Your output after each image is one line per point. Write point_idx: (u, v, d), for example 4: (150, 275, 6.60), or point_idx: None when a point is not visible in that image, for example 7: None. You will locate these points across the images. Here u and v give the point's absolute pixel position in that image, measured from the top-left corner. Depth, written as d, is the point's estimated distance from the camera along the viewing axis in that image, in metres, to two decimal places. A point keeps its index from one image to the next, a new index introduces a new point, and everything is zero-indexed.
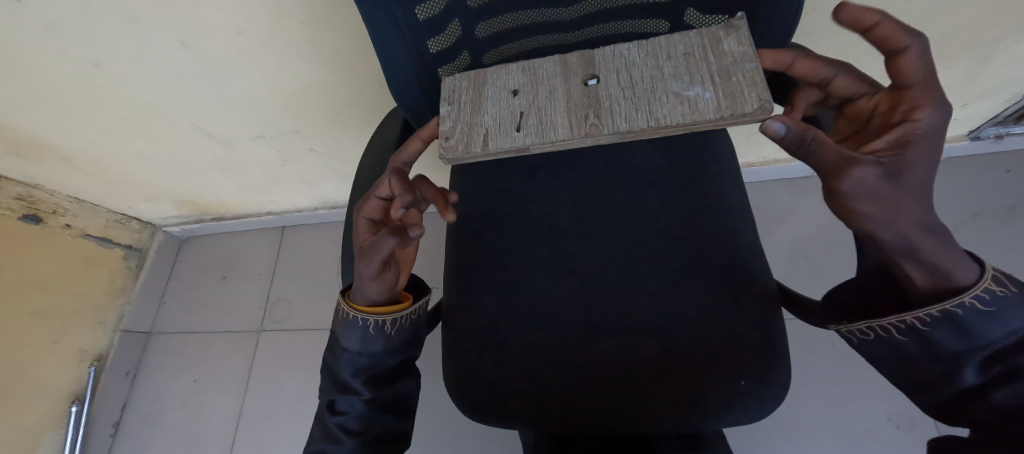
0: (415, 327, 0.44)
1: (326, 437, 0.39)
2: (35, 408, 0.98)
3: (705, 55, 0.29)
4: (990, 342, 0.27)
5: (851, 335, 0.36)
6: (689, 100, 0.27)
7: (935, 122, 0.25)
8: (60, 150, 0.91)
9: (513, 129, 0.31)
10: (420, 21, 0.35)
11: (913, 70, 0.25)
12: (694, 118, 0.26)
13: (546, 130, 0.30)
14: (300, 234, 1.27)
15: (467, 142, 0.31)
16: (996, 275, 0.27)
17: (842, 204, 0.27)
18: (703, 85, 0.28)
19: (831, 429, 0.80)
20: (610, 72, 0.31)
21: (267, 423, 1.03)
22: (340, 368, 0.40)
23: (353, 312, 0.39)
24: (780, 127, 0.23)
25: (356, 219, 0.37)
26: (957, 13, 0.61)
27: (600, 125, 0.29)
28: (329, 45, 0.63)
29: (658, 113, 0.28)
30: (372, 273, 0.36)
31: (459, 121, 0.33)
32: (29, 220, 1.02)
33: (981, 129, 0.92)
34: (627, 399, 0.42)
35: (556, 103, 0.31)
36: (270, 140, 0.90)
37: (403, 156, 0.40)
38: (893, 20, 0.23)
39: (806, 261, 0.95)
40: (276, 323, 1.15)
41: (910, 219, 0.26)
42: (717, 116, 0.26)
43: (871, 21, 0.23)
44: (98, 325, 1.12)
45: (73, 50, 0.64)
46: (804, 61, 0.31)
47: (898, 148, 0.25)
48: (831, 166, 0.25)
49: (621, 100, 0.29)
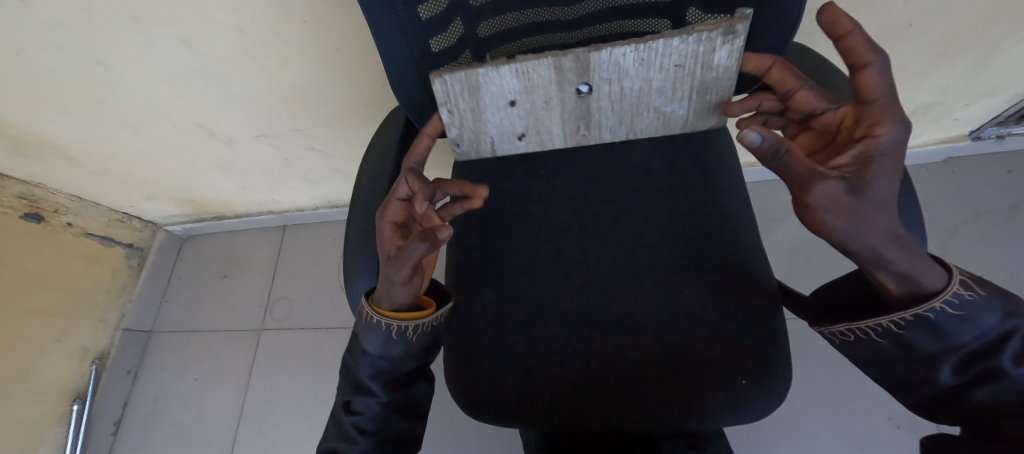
0: (435, 335, 0.42)
1: (340, 436, 0.39)
2: (37, 406, 0.98)
3: (693, 69, 0.34)
4: (963, 343, 0.27)
5: (834, 336, 0.35)
6: (666, 114, 0.41)
7: (895, 138, 0.25)
8: (62, 148, 0.91)
9: (517, 139, 0.44)
10: (423, 20, 0.35)
11: (871, 87, 0.26)
12: (663, 130, 0.45)
13: (545, 138, 0.45)
14: (301, 233, 1.27)
15: (477, 148, 0.45)
16: (964, 279, 0.27)
17: (812, 218, 0.27)
18: (679, 102, 0.40)
19: (831, 429, 0.80)
20: (603, 83, 0.36)
21: (268, 422, 1.03)
22: (359, 371, 0.39)
23: (377, 317, 0.38)
24: (756, 138, 0.23)
25: (379, 224, 0.36)
26: (959, 13, 0.61)
27: (589, 135, 0.45)
28: (331, 44, 0.63)
29: (641, 124, 0.43)
30: (404, 278, 0.35)
31: (465, 127, 0.41)
32: (30, 219, 1.02)
33: (983, 129, 0.92)
34: (625, 398, 0.42)
35: (551, 114, 0.40)
36: (272, 139, 0.90)
37: (414, 158, 0.39)
38: (863, 30, 0.24)
39: (806, 261, 0.95)
40: (277, 322, 1.15)
41: (877, 233, 0.26)
42: (677, 128, 0.45)
43: (843, 28, 0.24)
44: (99, 324, 1.12)
45: (74, 48, 0.64)
46: (778, 70, 0.33)
47: (860, 163, 0.26)
48: (802, 180, 0.25)
49: (613, 112, 0.41)
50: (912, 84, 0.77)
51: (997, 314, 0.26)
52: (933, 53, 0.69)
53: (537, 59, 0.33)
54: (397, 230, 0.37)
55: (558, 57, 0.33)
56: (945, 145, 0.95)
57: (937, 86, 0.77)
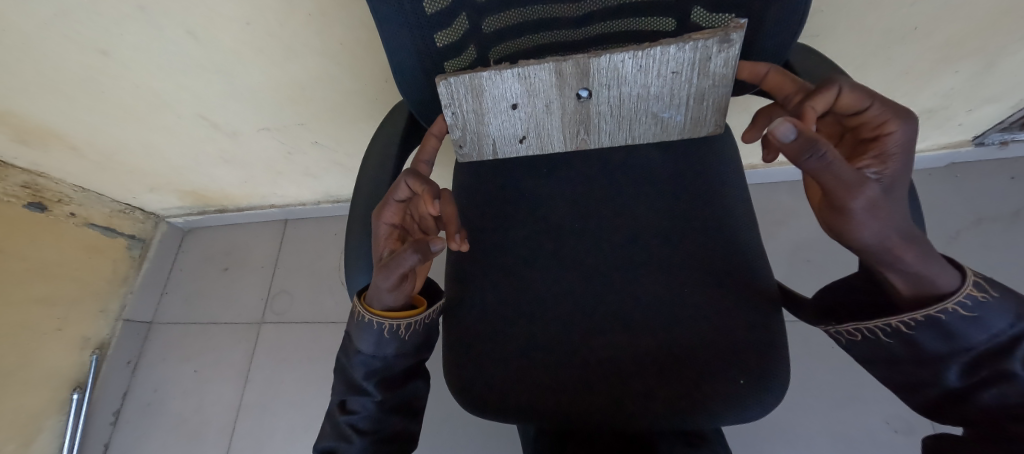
0: (428, 332, 0.44)
1: (335, 434, 0.39)
2: (38, 393, 0.98)
3: (691, 76, 0.34)
4: (973, 345, 0.27)
5: (838, 335, 0.35)
6: (664, 121, 0.41)
7: (909, 134, 0.26)
8: (65, 137, 0.91)
9: (518, 141, 0.44)
10: (427, 15, 0.34)
11: (856, 102, 0.27)
12: (663, 135, 0.44)
13: (545, 141, 0.44)
14: (302, 226, 1.27)
15: (479, 150, 0.44)
16: (977, 281, 0.27)
17: (846, 222, 0.26)
18: (675, 109, 0.39)
19: (829, 433, 0.80)
20: (602, 87, 0.35)
21: (267, 415, 1.03)
22: (353, 370, 0.40)
23: (368, 316, 0.38)
24: (789, 132, 0.20)
25: (376, 225, 0.37)
26: (965, 17, 0.60)
27: (589, 139, 0.44)
28: (336, 38, 0.63)
29: (640, 131, 0.43)
30: (391, 284, 0.36)
31: (468, 131, 0.41)
32: (34, 208, 1.02)
33: (986, 135, 0.92)
34: (623, 394, 0.43)
35: (552, 117, 0.40)
36: (275, 133, 0.90)
37: (424, 157, 0.41)
38: (781, 70, 0.33)
39: (807, 264, 0.95)
40: (276, 315, 1.16)
41: (896, 225, 0.26)
42: (677, 135, 0.44)
43: (760, 70, 0.34)
44: (100, 314, 1.13)
45: (82, 38, 0.65)
46: (776, 76, 0.33)
47: (882, 161, 0.27)
48: (849, 185, 0.24)
49: (612, 116, 0.40)
50: (914, 90, 0.77)
51: (1010, 316, 0.26)
52: (938, 59, 0.69)
53: (539, 65, 0.32)
54: (393, 232, 0.38)
55: (558, 63, 0.32)
56: (947, 150, 0.95)
57: (941, 92, 0.77)
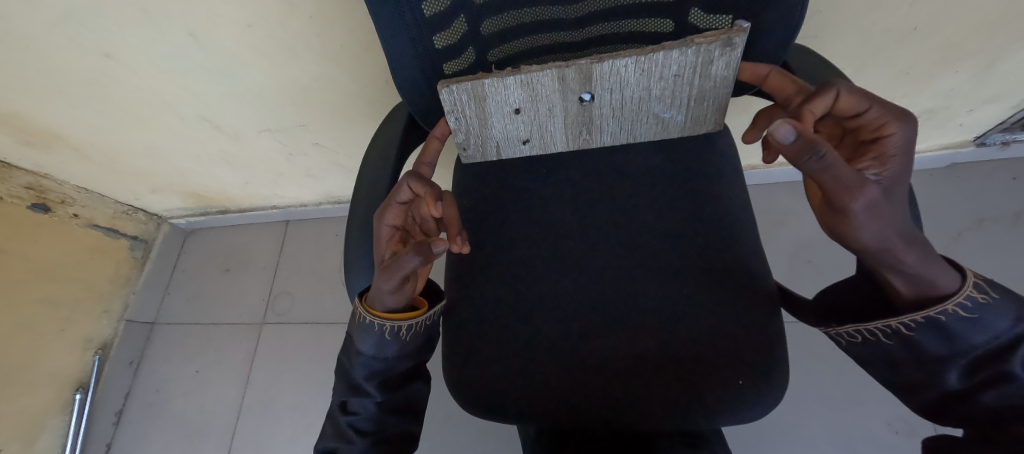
0: (429, 332, 0.44)
1: (336, 434, 0.39)
2: (41, 393, 0.99)
3: (692, 78, 0.34)
4: (974, 346, 0.27)
5: (839, 336, 0.35)
6: (665, 121, 0.41)
7: (907, 136, 0.27)
8: (69, 138, 0.92)
9: (521, 143, 0.44)
10: (427, 17, 0.34)
11: (855, 104, 0.27)
12: (664, 134, 0.44)
13: (547, 142, 0.45)
14: (303, 227, 1.28)
15: (483, 152, 0.45)
16: (978, 282, 0.27)
17: (848, 224, 0.26)
18: (676, 109, 0.39)
19: (830, 435, 0.80)
20: (605, 90, 0.35)
21: (267, 415, 1.04)
22: (354, 371, 0.40)
23: (369, 317, 0.38)
24: (788, 133, 0.21)
25: (377, 226, 0.37)
26: (966, 17, 0.60)
27: (591, 139, 0.45)
28: (336, 40, 0.63)
29: (641, 131, 0.43)
30: (393, 286, 0.36)
31: (472, 134, 0.41)
32: (38, 209, 1.03)
33: (987, 136, 0.91)
34: (623, 394, 0.43)
35: (554, 120, 0.40)
36: (276, 134, 0.91)
37: (425, 158, 0.41)
38: (781, 72, 0.33)
39: (808, 265, 0.95)
40: (277, 316, 1.16)
41: (896, 227, 0.26)
42: (678, 133, 0.44)
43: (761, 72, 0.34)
44: (103, 314, 1.13)
45: (86, 41, 0.65)
46: (777, 77, 0.34)
47: (881, 163, 0.27)
48: (848, 187, 0.24)
49: (613, 118, 0.40)
50: (914, 90, 0.77)
51: (1010, 318, 0.26)
52: (938, 59, 0.69)
53: (541, 71, 0.32)
54: (395, 234, 0.38)
55: (560, 69, 0.32)
56: (948, 151, 0.95)
57: (942, 92, 0.77)
